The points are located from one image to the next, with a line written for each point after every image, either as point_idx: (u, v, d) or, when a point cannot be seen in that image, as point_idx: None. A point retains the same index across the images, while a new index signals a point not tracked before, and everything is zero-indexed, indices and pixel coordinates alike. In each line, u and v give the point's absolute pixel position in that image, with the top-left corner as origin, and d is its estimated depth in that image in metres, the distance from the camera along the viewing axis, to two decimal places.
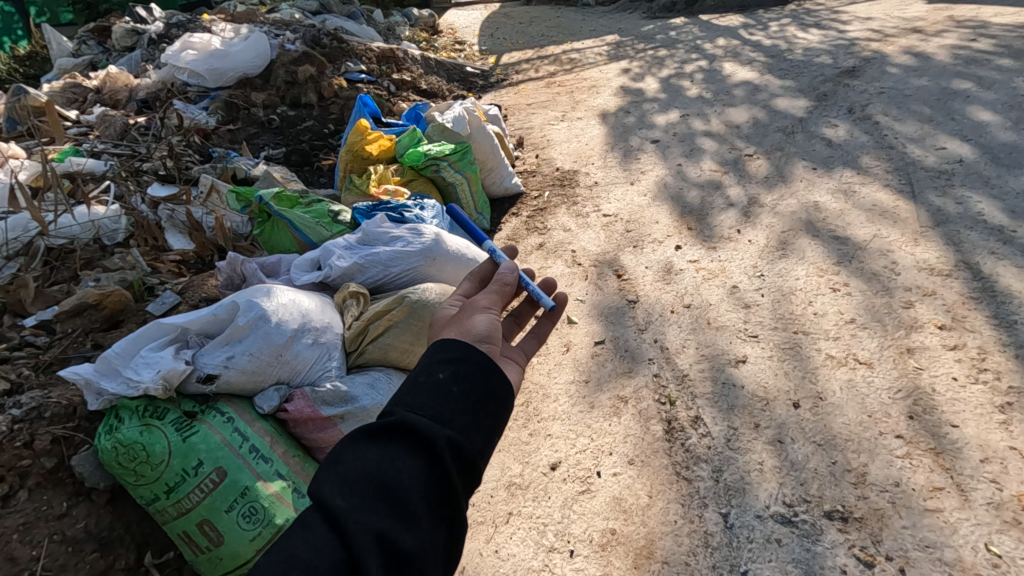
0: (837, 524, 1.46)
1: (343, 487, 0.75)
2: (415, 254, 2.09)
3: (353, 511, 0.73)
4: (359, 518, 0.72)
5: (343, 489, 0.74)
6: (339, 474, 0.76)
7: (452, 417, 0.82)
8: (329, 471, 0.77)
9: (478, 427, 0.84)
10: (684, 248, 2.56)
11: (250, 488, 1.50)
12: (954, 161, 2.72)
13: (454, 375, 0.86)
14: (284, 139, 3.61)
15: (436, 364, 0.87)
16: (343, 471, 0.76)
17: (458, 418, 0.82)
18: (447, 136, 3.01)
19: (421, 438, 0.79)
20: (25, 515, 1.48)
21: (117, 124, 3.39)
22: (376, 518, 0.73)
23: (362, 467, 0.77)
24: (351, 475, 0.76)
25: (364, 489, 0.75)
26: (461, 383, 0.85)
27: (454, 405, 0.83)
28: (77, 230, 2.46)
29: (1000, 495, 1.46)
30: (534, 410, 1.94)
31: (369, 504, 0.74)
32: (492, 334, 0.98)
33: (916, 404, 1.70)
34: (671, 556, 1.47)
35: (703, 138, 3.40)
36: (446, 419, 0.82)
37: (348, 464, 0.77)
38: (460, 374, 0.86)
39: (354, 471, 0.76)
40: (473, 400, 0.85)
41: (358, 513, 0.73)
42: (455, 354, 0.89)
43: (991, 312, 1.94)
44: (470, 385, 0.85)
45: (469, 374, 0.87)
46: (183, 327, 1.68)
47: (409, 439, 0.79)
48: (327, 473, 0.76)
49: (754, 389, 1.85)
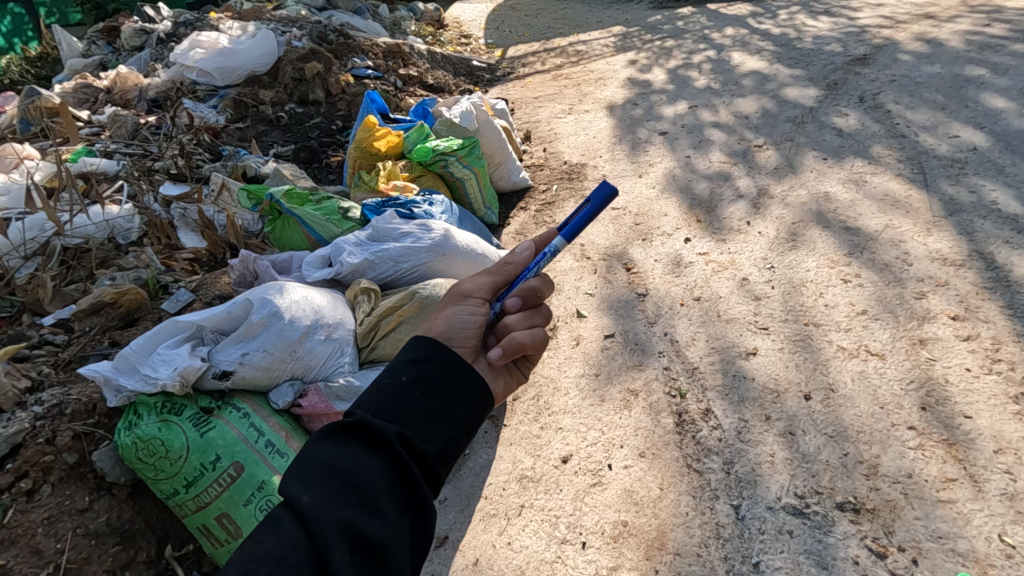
0: (849, 515, 1.46)
1: (308, 483, 0.77)
2: (425, 250, 2.10)
3: (319, 505, 0.75)
4: (325, 510, 0.75)
5: (308, 485, 0.77)
6: (305, 472, 0.79)
7: (412, 417, 0.86)
8: (294, 470, 0.79)
9: (439, 423, 0.87)
10: (693, 241, 2.56)
11: (266, 482, 1.52)
12: (967, 149, 2.68)
13: (416, 376, 0.90)
14: (293, 136, 3.63)
15: (398, 366, 0.92)
16: (309, 468, 0.79)
17: (417, 417, 0.86)
18: (455, 131, 3.04)
19: (381, 434, 0.82)
20: (49, 509, 1.52)
21: (128, 124, 3.43)
22: (340, 510, 0.75)
23: (326, 463, 0.79)
24: (316, 471, 0.78)
25: (329, 483, 0.77)
26: (420, 383, 0.90)
27: (414, 403, 0.87)
28: (92, 230, 2.49)
29: (1014, 487, 1.45)
30: (544, 404, 1.95)
31: (334, 498, 0.76)
32: (457, 328, 1.05)
33: (929, 395, 1.69)
34: (683, 548, 1.47)
35: (712, 130, 3.37)
36: (404, 418, 0.86)
37: (313, 462, 0.79)
38: (421, 374, 0.91)
39: (319, 467, 0.79)
40: (433, 398, 0.89)
41: (324, 507, 0.75)
42: (418, 355, 0.94)
43: (1005, 302, 1.93)
44: (429, 384, 0.90)
45: (430, 372, 0.91)
46: (198, 324, 1.70)
47: (370, 438, 0.83)
48: (292, 471, 0.79)
49: (765, 380, 1.85)
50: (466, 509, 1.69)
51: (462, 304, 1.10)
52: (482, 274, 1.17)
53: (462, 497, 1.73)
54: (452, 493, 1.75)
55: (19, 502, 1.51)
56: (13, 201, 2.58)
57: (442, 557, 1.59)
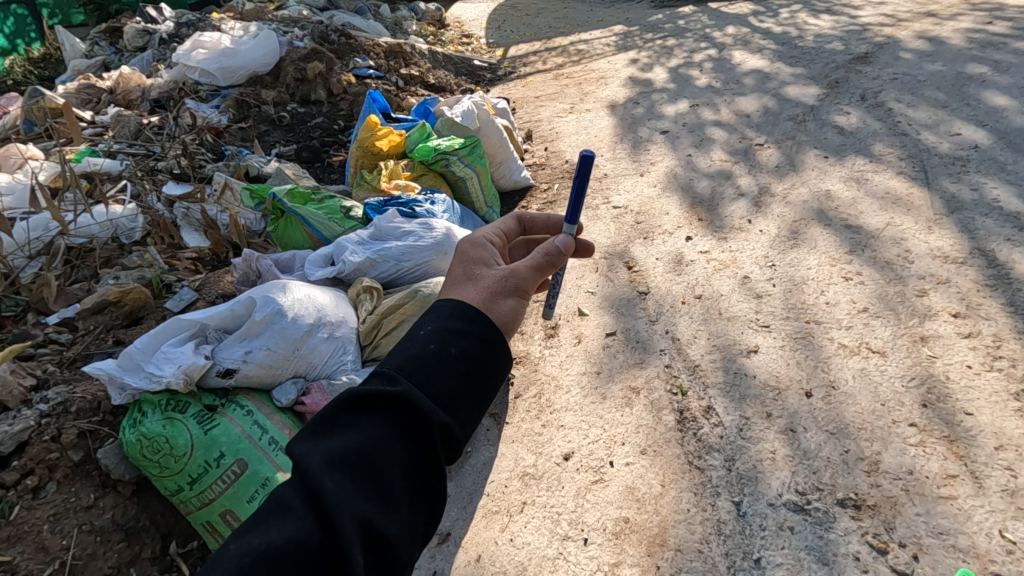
0: (850, 511, 1.47)
1: (332, 466, 0.71)
2: (427, 248, 2.11)
3: (342, 495, 0.69)
4: (348, 501, 0.69)
5: (333, 469, 0.70)
6: (328, 451, 0.72)
7: (454, 402, 0.79)
8: (319, 447, 0.73)
9: (475, 415, 0.81)
10: (694, 239, 2.56)
11: (270, 479, 1.53)
12: (969, 147, 2.69)
13: (463, 354, 0.82)
14: (295, 136, 3.64)
15: (446, 338, 0.83)
16: (334, 448, 0.73)
17: (459, 404, 0.79)
18: (457, 130, 3.04)
19: (419, 420, 0.75)
20: (55, 506, 1.53)
21: (131, 124, 3.45)
22: (361, 503, 0.70)
23: (353, 446, 0.73)
24: (340, 453, 0.72)
25: (354, 471, 0.72)
26: (467, 363, 0.81)
27: (456, 385, 0.79)
28: (96, 230, 2.51)
29: (1015, 483, 1.46)
30: (546, 402, 1.96)
31: (356, 488, 0.71)
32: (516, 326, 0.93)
33: (930, 392, 1.70)
34: (684, 544, 1.48)
35: (714, 129, 3.37)
36: (447, 402, 0.78)
37: (339, 442, 0.73)
38: (468, 353, 0.82)
39: (346, 449, 0.72)
40: (474, 384, 0.82)
41: (346, 498, 0.69)
42: (466, 328, 0.85)
43: (1006, 300, 1.93)
44: (474, 369, 0.82)
45: (477, 355, 0.83)
46: (202, 323, 1.71)
47: (405, 421, 0.76)
48: (317, 450, 0.72)
49: (765, 378, 1.86)
50: (468, 506, 1.70)
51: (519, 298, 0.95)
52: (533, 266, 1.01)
53: (465, 494, 1.74)
54: (455, 490, 1.75)
55: (25, 499, 1.53)
56: (18, 201, 2.59)
57: (444, 554, 1.59)
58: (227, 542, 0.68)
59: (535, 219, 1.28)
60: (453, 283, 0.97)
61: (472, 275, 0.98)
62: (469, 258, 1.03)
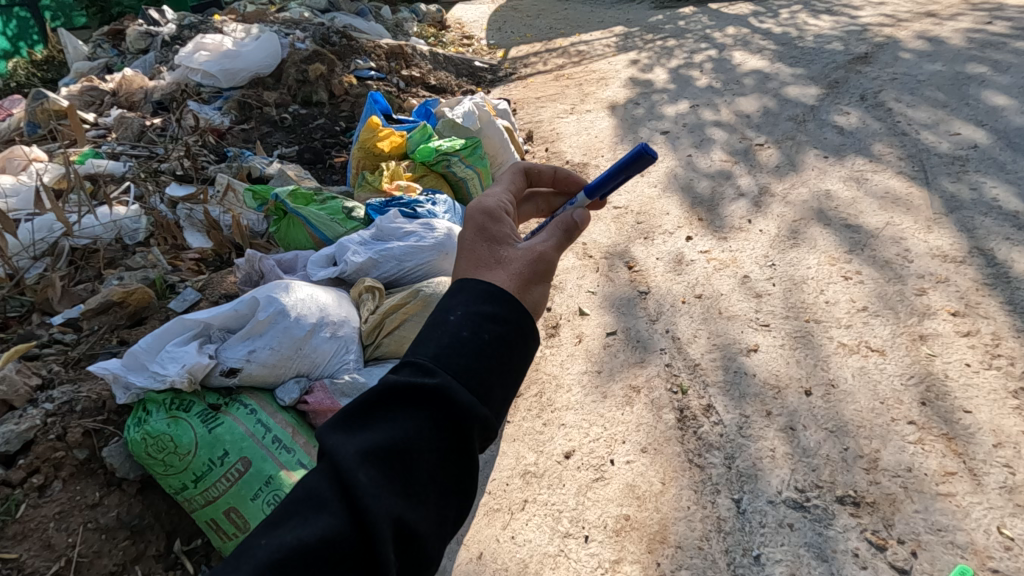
0: (849, 509, 1.48)
1: (363, 461, 0.66)
2: (428, 248, 2.13)
3: (373, 492, 0.65)
4: (380, 500, 0.64)
5: (365, 464, 0.66)
6: (360, 445, 0.67)
7: (492, 393, 0.72)
8: (351, 438, 0.68)
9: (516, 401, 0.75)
10: (695, 239, 2.57)
11: (274, 476, 1.54)
12: (968, 146, 2.69)
13: (500, 339, 0.75)
14: (296, 137, 3.66)
15: (481, 322, 0.75)
16: (367, 441, 0.68)
17: (497, 394, 0.73)
18: (458, 131, 3.05)
19: (457, 413, 0.69)
20: (60, 504, 1.54)
21: (134, 126, 3.47)
22: (394, 501, 0.65)
23: (387, 439, 0.68)
24: (374, 450, 0.67)
25: (388, 465, 0.67)
26: (504, 350, 0.75)
27: (495, 372, 0.73)
28: (100, 231, 2.52)
29: (1013, 480, 1.47)
30: (547, 400, 1.97)
31: (390, 484, 0.66)
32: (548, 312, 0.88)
33: (928, 391, 1.71)
34: (684, 541, 1.49)
35: (714, 129, 3.39)
36: (485, 393, 0.72)
37: (372, 433, 0.68)
38: (504, 339, 0.75)
39: (378, 442, 0.67)
40: (513, 370, 0.75)
41: (379, 494, 0.65)
42: (501, 312, 0.77)
43: (1005, 299, 1.94)
44: (513, 353, 0.76)
45: (514, 341, 0.76)
46: (206, 323, 1.72)
47: (441, 411, 0.70)
48: (348, 440, 0.68)
49: (765, 377, 1.87)
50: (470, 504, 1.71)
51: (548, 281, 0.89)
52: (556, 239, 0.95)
53: None
54: None
55: (31, 496, 1.54)
56: (22, 202, 2.61)
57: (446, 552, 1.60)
58: (257, 534, 0.64)
59: (539, 172, 1.19)
60: (476, 263, 0.87)
61: (497, 254, 0.88)
62: (488, 231, 0.92)
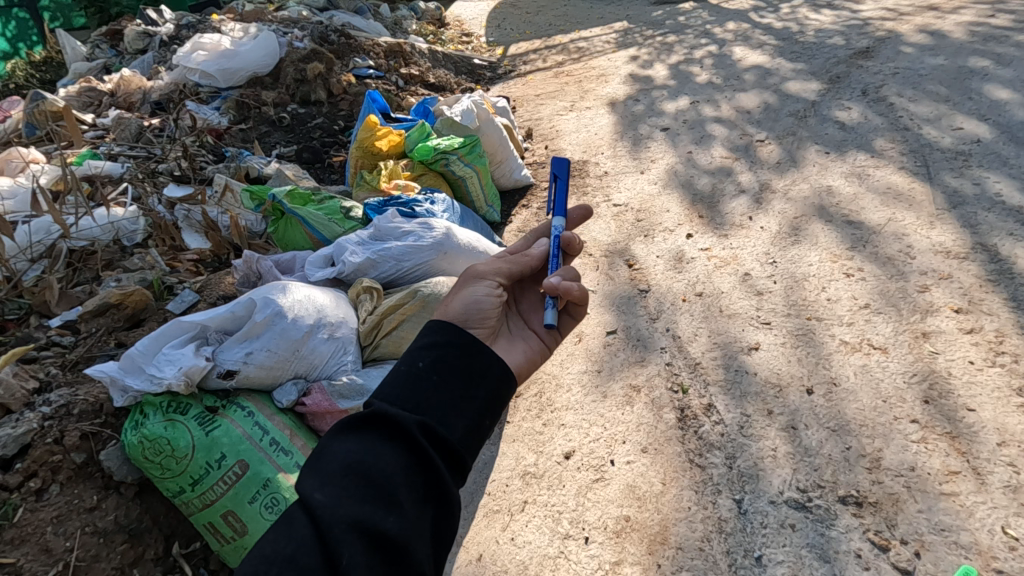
0: (852, 508, 1.46)
1: (323, 481, 0.74)
2: (426, 248, 2.12)
3: (332, 503, 0.72)
4: (339, 508, 0.72)
5: (323, 482, 0.74)
6: (320, 469, 0.76)
7: (432, 404, 0.82)
8: (311, 467, 0.77)
9: (460, 411, 0.83)
10: (695, 236, 2.56)
11: (271, 479, 1.53)
12: (971, 141, 2.67)
13: (435, 361, 0.87)
14: (295, 136, 3.65)
15: (416, 352, 0.88)
16: (325, 465, 0.76)
17: (438, 405, 0.82)
18: (456, 130, 3.04)
19: (399, 424, 0.78)
20: (58, 508, 1.54)
21: (132, 127, 3.45)
22: (355, 508, 0.72)
23: (343, 459, 0.76)
24: (331, 468, 0.75)
25: (346, 479, 0.74)
26: (439, 368, 0.86)
27: (435, 388, 0.84)
28: (98, 233, 2.51)
29: (1017, 479, 1.45)
30: (547, 400, 1.97)
31: (348, 495, 0.73)
32: (473, 312, 0.99)
33: (931, 388, 1.69)
34: (685, 542, 1.47)
35: (714, 125, 3.36)
36: (424, 406, 0.82)
37: (329, 458, 0.77)
38: (438, 359, 0.87)
39: (334, 463, 0.76)
40: (455, 385, 0.85)
41: (338, 504, 0.72)
42: (435, 339, 0.90)
43: (1009, 295, 1.92)
44: (449, 370, 0.86)
45: (450, 359, 0.87)
46: (203, 325, 1.70)
47: (389, 427, 0.79)
48: (308, 469, 0.76)
49: (766, 375, 1.86)
50: (470, 505, 1.70)
51: (476, 286, 1.04)
52: (498, 259, 1.14)
53: (465, 493, 1.74)
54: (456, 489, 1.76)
55: (28, 501, 1.53)
56: (20, 204, 2.60)
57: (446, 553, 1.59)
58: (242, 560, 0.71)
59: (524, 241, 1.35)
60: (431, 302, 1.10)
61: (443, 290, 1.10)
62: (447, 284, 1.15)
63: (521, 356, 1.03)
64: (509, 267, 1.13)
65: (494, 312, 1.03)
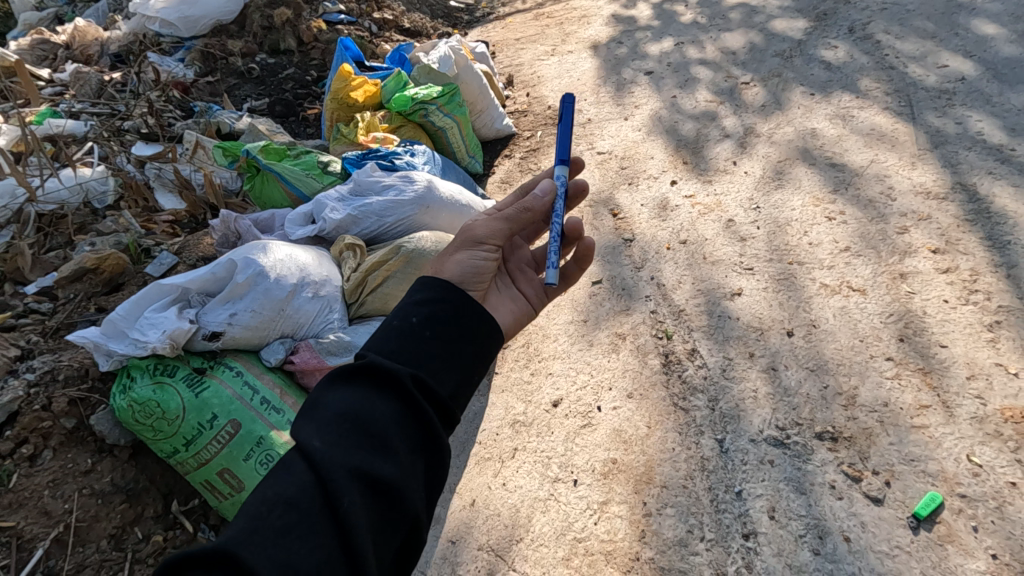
0: (827, 443, 1.53)
1: (320, 429, 0.77)
2: (408, 203, 2.09)
3: (329, 449, 0.75)
4: (337, 454, 0.74)
5: (320, 430, 0.77)
6: (316, 418, 0.78)
7: (424, 359, 0.86)
8: (308, 416, 0.79)
9: (450, 367, 0.87)
10: (680, 183, 2.54)
11: (265, 437, 1.55)
12: (955, 79, 2.64)
13: (426, 318, 0.90)
14: (266, 89, 3.50)
15: (408, 310, 0.91)
16: (320, 414, 0.79)
17: (429, 359, 0.86)
18: (434, 78, 2.93)
19: (391, 375, 0.82)
20: (53, 472, 1.55)
21: (92, 81, 3.29)
22: (353, 454, 0.75)
23: (338, 409, 0.79)
24: (327, 417, 0.78)
25: (341, 427, 0.77)
26: (431, 324, 0.89)
27: (425, 345, 0.87)
28: (66, 195, 2.43)
29: (984, 410, 1.52)
30: (535, 350, 2.00)
31: (345, 442, 0.76)
32: (467, 276, 1.03)
33: (907, 327, 1.74)
34: (670, 480, 1.53)
35: (698, 68, 3.28)
36: (416, 360, 0.85)
37: (324, 409, 0.80)
38: (430, 317, 0.90)
39: (330, 412, 0.78)
40: (445, 341, 0.89)
41: (335, 450, 0.75)
42: (428, 297, 0.93)
43: (985, 234, 1.96)
44: (440, 328, 0.89)
45: (440, 318, 0.90)
46: (184, 287, 1.67)
47: (381, 379, 0.82)
48: (305, 418, 0.79)
49: (749, 320, 1.90)
50: (462, 454, 1.75)
51: (475, 249, 1.06)
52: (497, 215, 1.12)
53: (457, 443, 1.79)
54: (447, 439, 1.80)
55: (22, 467, 1.55)
56: None
57: (440, 500, 1.64)
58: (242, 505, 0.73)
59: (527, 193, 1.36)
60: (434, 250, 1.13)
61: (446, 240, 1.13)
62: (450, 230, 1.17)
63: (510, 315, 1.10)
64: (509, 225, 1.11)
65: (486, 276, 1.07)
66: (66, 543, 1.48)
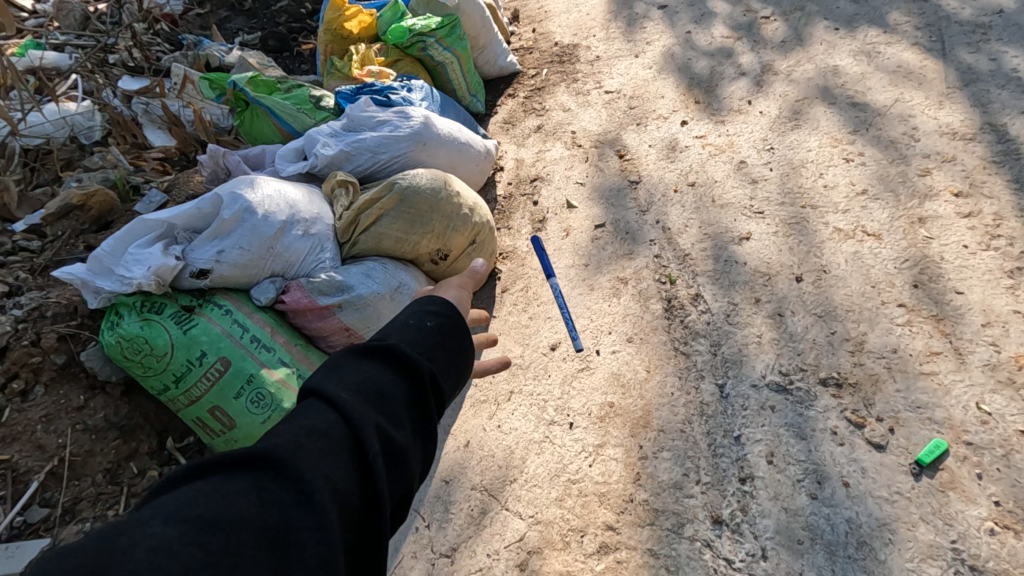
0: (831, 390, 1.48)
1: (341, 387, 0.70)
2: (404, 139, 2.01)
3: (351, 406, 0.67)
4: (359, 411, 0.67)
5: (342, 389, 0.69)
6: (337, 378, 0.71)
7: (435, 356, 0.80)
8: (325, 377, 0.71)
9: (458, 376, 0.83)
10: (690, 124, 2.41)
11: (255, 375, 1.52)
12: (993, 12, 2.45)
13: (441, 325, 0.84)
14: (258, 22, 3.33)
15: (421, 312, 0.85)
16: (341, 374, 0.71)
17: (439, 358, 0.80)
18: (433, 8, 2.70)
19: (410, 358, 0.75)
20: (45, 407, 1.54)
21: (75, 13, 3.08)
22: (372, 417, 0.68)
23: (361, 373, 0.72)
24: (350, 377, 0.71)
25: (363, 392, 0.70)
26: (447, 331, 0.83)
27: (436, 348, 0.81)
28: (50, 128, 2.35)
29: (997, 358, 1.46)
30: (533, 294, 1.95)
31: (364, 403, 0.69)
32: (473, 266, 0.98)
33: (922, 273, 1.67)
34: (667, 424, 1.50)
35: (716, 1, 3.07)
36: (431, 356, 0.80)
37: (345, 371, 0.72)
38: (447, 322, 0.84)
39: (353, 375, 0.71)
40: (456, 348, 0.83)
41: (355, 408, 0.67)
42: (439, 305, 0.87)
43: (1012, 177, 1.85)
44: (452, 334, 0.83)
45: (453, 327, 0.85)
46: (169, 223, 1.61)
47: (399, 358, 0.75)
48: (323, 378, 0.71)
49: (756, 265, 1.82)
50: (457, 396, 1.72)
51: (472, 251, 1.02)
52: None
53: None
54: None
55: (14, 402, 1.54)
56: None
57: (434, 440, 1.62)
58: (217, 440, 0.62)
59: None
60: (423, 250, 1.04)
61: None
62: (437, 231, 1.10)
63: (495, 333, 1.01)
64: None
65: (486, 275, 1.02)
66: (61, 477, 1.49)
